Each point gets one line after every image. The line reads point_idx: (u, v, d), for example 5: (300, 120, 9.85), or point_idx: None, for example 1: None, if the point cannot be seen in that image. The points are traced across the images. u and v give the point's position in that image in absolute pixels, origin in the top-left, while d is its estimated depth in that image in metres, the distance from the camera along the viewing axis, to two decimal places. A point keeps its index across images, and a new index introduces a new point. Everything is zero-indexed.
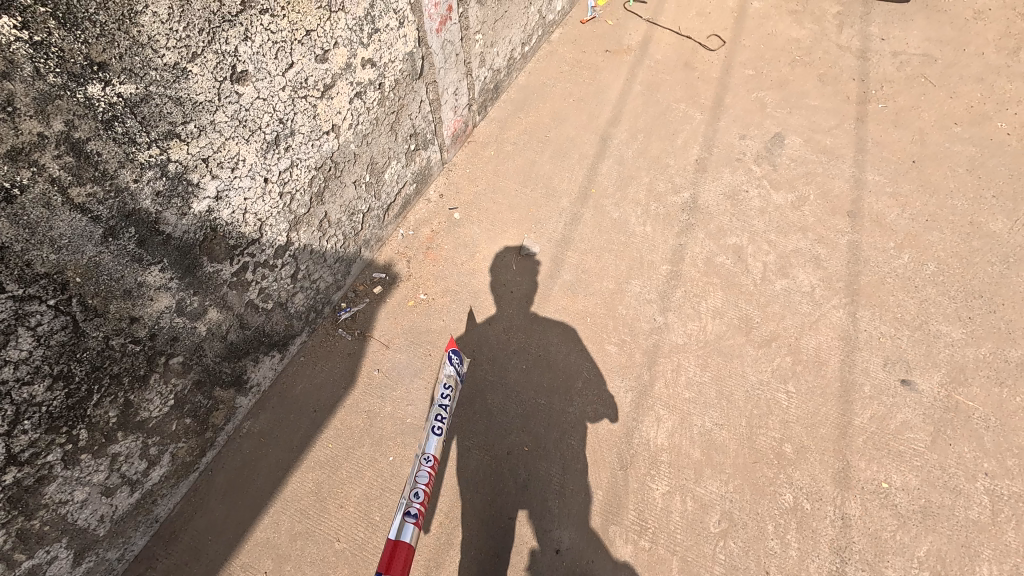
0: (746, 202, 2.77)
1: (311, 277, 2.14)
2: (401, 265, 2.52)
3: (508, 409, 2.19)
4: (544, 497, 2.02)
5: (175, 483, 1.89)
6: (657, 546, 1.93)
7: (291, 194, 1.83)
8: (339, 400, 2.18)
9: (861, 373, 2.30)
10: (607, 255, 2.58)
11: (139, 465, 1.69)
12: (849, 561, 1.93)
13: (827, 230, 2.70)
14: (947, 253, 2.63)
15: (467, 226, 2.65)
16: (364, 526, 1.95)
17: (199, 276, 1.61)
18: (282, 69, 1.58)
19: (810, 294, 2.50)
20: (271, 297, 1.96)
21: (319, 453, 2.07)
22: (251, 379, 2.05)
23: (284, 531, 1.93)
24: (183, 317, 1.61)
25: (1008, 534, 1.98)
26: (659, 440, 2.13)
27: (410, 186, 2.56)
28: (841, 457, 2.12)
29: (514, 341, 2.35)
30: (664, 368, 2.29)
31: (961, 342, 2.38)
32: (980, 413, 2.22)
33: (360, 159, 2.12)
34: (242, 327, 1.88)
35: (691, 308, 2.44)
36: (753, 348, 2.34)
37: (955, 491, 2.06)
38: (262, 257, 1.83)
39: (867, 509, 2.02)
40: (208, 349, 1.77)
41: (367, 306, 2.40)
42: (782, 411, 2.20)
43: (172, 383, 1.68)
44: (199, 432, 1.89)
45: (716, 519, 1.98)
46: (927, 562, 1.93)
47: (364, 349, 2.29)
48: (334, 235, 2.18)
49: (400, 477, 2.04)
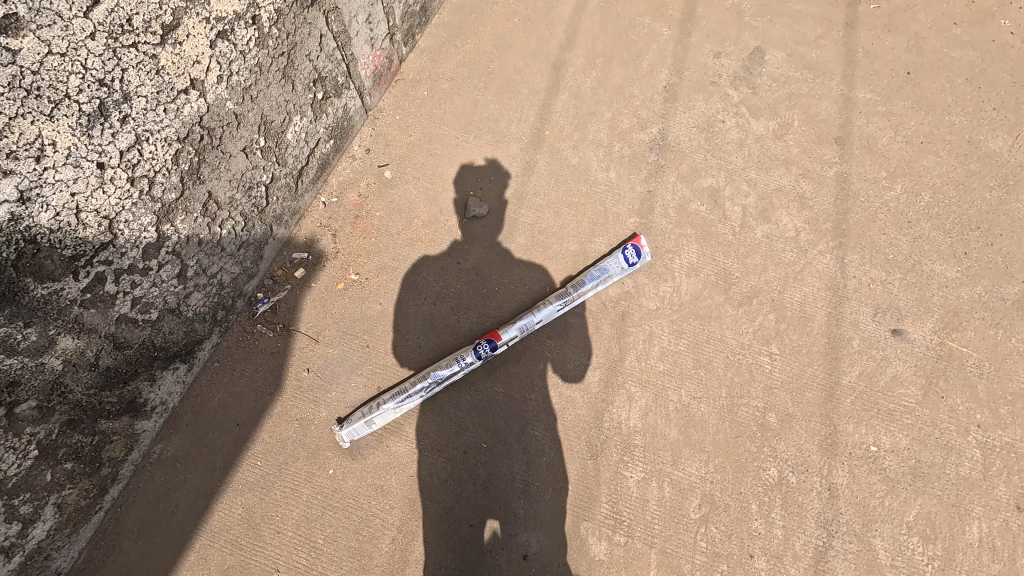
0: (722, 134, 2.41)
1: (208, 271, 1.75)
2: (326, 240, 2.12)
3: (462, 403, 1.92)
4: (507, 499, 1.82)
5: (72, 532, 1.62)
6: (633, 540, 1.78)
7: (148, 179, 1.41)
8: (264, 409, 1.88)
9: (849, 326, 2.08)
10: (565, 210, 2.22)
11: (8, 530, 1.40)
12: (837, 534, 1.81)
13: (813, 161, 2.37)
14: (944, 179, 2.35)
15: (402, 186, 2.23)
16: (306, 552, 1.74)
17: (28, 304, 1.23)
18: (82, 6, 1.11)
19: (794, 240, 2.21)
20: (152, 306, 1.59)
21: (246, 474, 1.81)
22: (150, 400, 1.72)
23: (215, 566, 1.72)
24: (17, 356, 1.26)
25: (999, 489, 1.87)
26: (632, 422, 1.91)
27: (325, 145, 2.11)
28: (828, 422, 1.94)
29: (465, 323, 2.04)
30: (635, 338, 2.03)
31: (955, 283, 2.16)
32: (973, 360, 2.04)
33: (245, 120, 1.66)
34: (119, 348, 1.52)
35: (662, 266, 2.14)
36: (733, 308, 2.09)
37: (947, 448, 1.91)
38: (125, 261, 1.44)
39: (855, 476, 1.88)
40: (72, 384, 1.42)
41: (289, 295, 2.03)
42: (766, 376, 1.99)
43: (27, 433, 1.36)
44: (90, 472, 1.59)
45: (696, 504, 1.82)
46: (916, 527, 1.82)
47: (290, 346, 1.96)
48: (229, 218, 1.76)
49: (342, 492, 1.80)
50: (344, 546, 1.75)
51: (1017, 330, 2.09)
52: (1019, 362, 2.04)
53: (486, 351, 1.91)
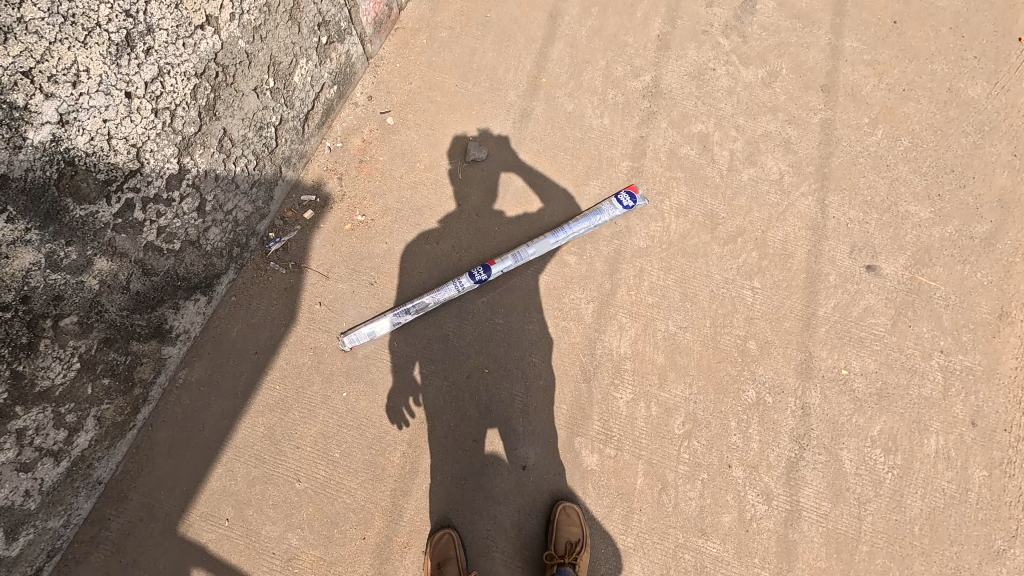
0: (712, 82, 2.42)
1: (224, 208, 1.85)
2: (332, 184, 2.19)
3: (464, 333, 2.06)
4: (507, 418, 1.99)
5: (110, 445, 1.77)
6: (622, 453, 1.98)
7: (169, 111, 1.51)
8: (280, 339, 2.01)
9: (827, 262, 2.20)
10: (561, 154, 2.29)
11: (56, 436, 1.55)
12: (807, 447, 2.00)
13: (798, 108, 2.39)
14: (923, 125, 2.37)
15: (404, 132, 2.27)
16: (323, 465, 1.92)
17: (69, 223, 1.36)
18: None
19: (778, 182, 2.29)
20: (176, 237, 1.70)
21: (267, 397, 1.96)
22: (175, 328, 1.85)
23: (241, 477, 1.90)
24: (61, 272, 1.39)
25: (956, 406, 2.05)
26: (622, 349, 2.07)
27: (330, 90, 2.15)
28: (803, 349, 2.09)
29: (466, 261, 2.14)
30: (626, 274, 2.15)
31: (929, 223, 2.25)
32: (941, 293, 2.17)
33: (255, 59, 1.73)
34: (147, 274, 1.64)
35: (653, 208, 2.23)
36: (718, 246, 2.20)
37: (911, 371, 2.08)
38: (151, 190, 1.56)
39: (826, 396, 2.05)
40: (107, 303, 1.56)
41: (299, 235, 2.11)
42: (747, 308, 2.13)
43: (71, 346, 1.50)
44: (124, 390, 1.73)
45: (681, 421, 2.00)
46: (879, 440, 2.02)
47: (302, 283, 2.07)
48: (242, 156, 1.85)
49: (355, 412, 1.97)
50: (359, 459, 1.94)
51: (984, 266, 2.20)
52: (983, 294, 2.17)
53: (481, 276, 2.05)
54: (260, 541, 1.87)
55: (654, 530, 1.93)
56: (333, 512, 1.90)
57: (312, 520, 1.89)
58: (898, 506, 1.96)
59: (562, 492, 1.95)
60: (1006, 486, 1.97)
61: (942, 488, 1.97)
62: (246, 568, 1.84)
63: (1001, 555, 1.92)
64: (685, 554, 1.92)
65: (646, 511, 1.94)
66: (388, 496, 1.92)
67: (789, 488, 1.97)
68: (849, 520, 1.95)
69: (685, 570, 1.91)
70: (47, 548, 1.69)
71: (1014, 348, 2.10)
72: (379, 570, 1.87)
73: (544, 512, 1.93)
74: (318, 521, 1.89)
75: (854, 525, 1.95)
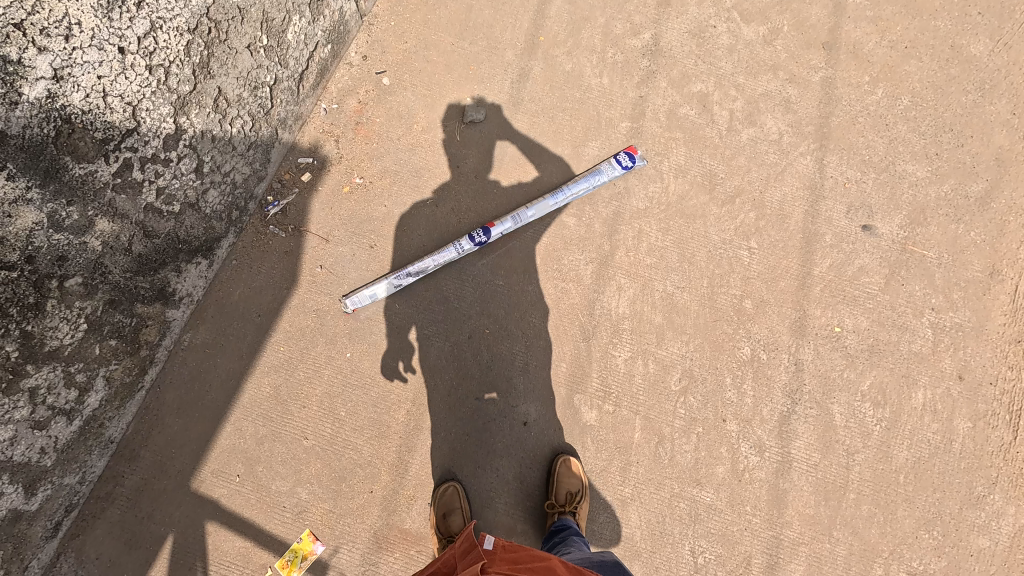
0: (713, 40, 2.32)
1: (221, 169, 1.84)
2: (329, 146, 2.14)
3: (465, 294, 2.08)
4: (508, 376, 2.03)
5: (121, 405, 1.82)
6: (620, 409, 2.04)
7: (163, 68, 1.53)
8: (282, 302, 2.03)
9: (824, 222, 2.20)
10: (560, 115, 2.23)
11: (68, 394, 1.60)
12: (799, 402, 2.06)
13: (800, 67, 2.32)
14: (924, 84, 2.31)
15: (400, 93, 2.20)
16: (330, 423, 1.98)
17: (69, 182, 1.41)
18: None
19: (778, 142, 2.25)
20: (175, 198, 1.71)
21: (271, 358, 2.00)
22: (179, 291, 1.87)
23: (250, 436, 1.95)
24: (64, 232, 1.43)
25: (945, 361, 2.10)
26: (620, 309, 2.10)
27: (324, 49, 2.08)
28: (798, 308, 2.13)
29: (466, 224, 2.13)
30: (624, 236, 2.16)
31: (925, 182, 2.23)
32: (933, 252, 2.18)
33: (248, 15, 1.71)
34: (148, 236, 1.67)
35: (652, 168, 2.21)
36: (716, 207, 2.19)
37: (902, 327, 2.13)
38: (149, 150, 1.58)
39: (819, 352, 2.10)
40: (111, 265, 1.59)
41: (298, 198, 2.09)
42: (744, 268, 2.15)
43: (77, 307, 1.54)
44: (132, 351, 1.77)
45: (677, 377, 2.06)
46: (869, 394, 2.08)
47: (302, 246, 2.07)
48: (239, 117, 1.83)
49: (360, 372, 2.01)
50: (364, 416, 1.99)
51: (977, 224, 2.20)
52: (976, 253, 2.18)
53: (481, 238, 2.05)
54: (271, 496, 1.94)
55: (651, 481, 2.00)
56: (341, 468, 1.96)
57: (321, 475, 1.95)
58: (885, 456, 2.04)
59: (562, 446, 2.01)
60: (989, 437, 2.05)
61: (928, 439, 2.05)
62: (259, 521, 1.92)
63: (981, 500, 2.01)
64: (681, 503, 2.00)
65: (643, 463, 2.01)
66: (393, 452, 1.98)
67: (780, 440, 2.04)
68: (838, 469, 2.03)
69: (680, 518, 1.99)
70: (66, 503, 1.77)
71: (1003, 305, 2.14)
72: (387, 521, 1.95)
73: (545, 466, 1.99)
74: (326, 476, 1.96)
75: (842, 474, 2.03)
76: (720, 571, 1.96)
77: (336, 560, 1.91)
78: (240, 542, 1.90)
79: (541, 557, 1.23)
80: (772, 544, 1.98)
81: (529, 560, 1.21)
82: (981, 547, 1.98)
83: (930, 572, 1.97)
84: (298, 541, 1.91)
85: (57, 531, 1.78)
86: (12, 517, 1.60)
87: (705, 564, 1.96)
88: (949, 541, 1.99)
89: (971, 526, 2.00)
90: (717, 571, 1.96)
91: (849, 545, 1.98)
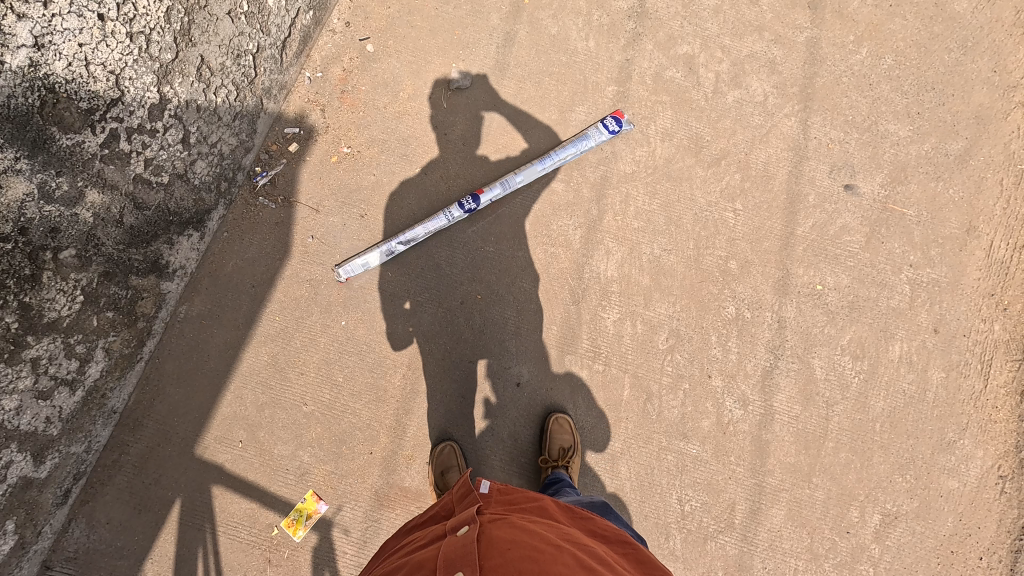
0: (698, 1, 2.28)
1: (208, 140, 1.84)
2: (316, 115, 2.12)
3: (456, 261, 2.11)
4: (500, 340, 2.09)
5: (121, 376, 1.86)
6: (609, 368, 2.11)
7: (145, 36, 1.53)
8: (276, 273, 2.05)
9: (807, 183, 2.23)
10: (546, 80, 2.22)
11: (69, 365, 1.65)
12: (781, 357, 2.15)
13: (785, 27, 2.29)
14: (908, 43, 2.29)
15: (385, 61, 2.18)
16: (328, 389, 2.03)
17: (57, 153, 1.43)
18: None
19: (762, 104, 2.25)
20: (164, 169, 1.72)
21: (268, 327, 2.04)
22: (173, 263, 1.89)
23: (250, 403, 2.01)
24: (55, 204, 1.46)
25: (921, 315, 2.18)
26: (609, 272, 2.15)
27: (306, 16, 2.05)
28: (781, 267, 2.18)
29: (455, 192, 2.14)
30: (612, 200, 2.18)
31: (907, 141, 2.25)
32: (912, 210, 2.23)
33: None
34: (139, 208, 1.69)
35: (639, 132, 2.22)
36: (702, 170, 2.21)
37: (881, 284, 2.20)
38: (134, 120, 1.59)
39: (801, 309, 2.17)
40: (103, 237, 1.62)
41: (286, 168, 2.09)
42: (729, 230, 2.19)
43: (73, 279, 1.57)
44: (129, 323, 1.81)
45: (664, 337, 2.13)
46: (848, 347, 2.16)
47: (293, 217, 2.08)
48: (223, 86, 1.82)
49: (355, 339, 2.06)
50: (362, 381, 2.05)
51: (956, 182, 2.23)
52: (953, 210, 2.22)
53: (470, 206, 2.06)
54: (273, 459, 2.00)
55: (640, 436, 2.09)
56: (341, 431, 2.03)
57: (321, 439, 2.02)
58: (862, 406, 2.14)
59: (555, 405, 2.08)
60: (961, 385, 2.14)
61: (903, 389, 2.15)
62: (264, 483, 1.99)
63: (952, 445, 2.12)
64: (669, 455, 2.09)
65: (632, 419, 2.10)
66: (391, 415, 2.05)
67: (763, 394, 2.13)
68: (818, 420, 2.12)
69: (667, 469, 2.09)
70: (74, 471, 1.82)
71: (979, 260, 2.19)
72: (387, 480, 2.03)
73: (538, 423, 2.07)
74: (327, 440, 2.02)
75: (822, 424, 2.12)
76: (706, 517, 2.07)
77: (340, 517, 2.00)
78: (245, 504, 1.97)
79: (534, 498, 1.30)
80: (755, 491, 2.09)
81: (523, 501, 1.29)
82: (950, 488, 2.11)
83: (903, 513, 2.09)
84: (302, 501, 1.99)
85: (67, 498, 1.85)
86: (22, 484, 1.66)
87: (692, 511, 2.07)
88: (921, 483, 2.11)
89: (942, 468, 2.11)
90: (704, 517, 2.07)
91: (828, 490, 2.09)
